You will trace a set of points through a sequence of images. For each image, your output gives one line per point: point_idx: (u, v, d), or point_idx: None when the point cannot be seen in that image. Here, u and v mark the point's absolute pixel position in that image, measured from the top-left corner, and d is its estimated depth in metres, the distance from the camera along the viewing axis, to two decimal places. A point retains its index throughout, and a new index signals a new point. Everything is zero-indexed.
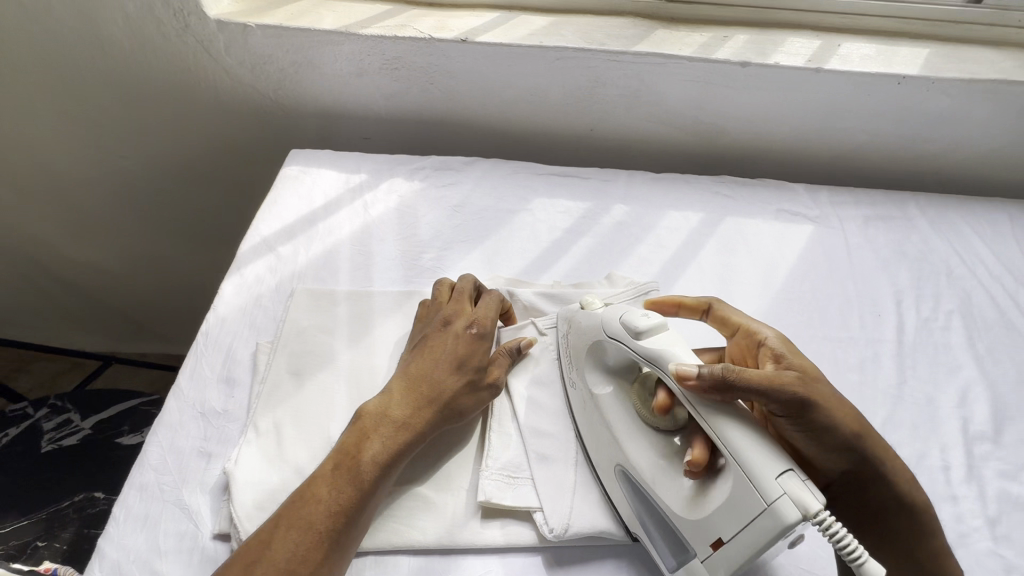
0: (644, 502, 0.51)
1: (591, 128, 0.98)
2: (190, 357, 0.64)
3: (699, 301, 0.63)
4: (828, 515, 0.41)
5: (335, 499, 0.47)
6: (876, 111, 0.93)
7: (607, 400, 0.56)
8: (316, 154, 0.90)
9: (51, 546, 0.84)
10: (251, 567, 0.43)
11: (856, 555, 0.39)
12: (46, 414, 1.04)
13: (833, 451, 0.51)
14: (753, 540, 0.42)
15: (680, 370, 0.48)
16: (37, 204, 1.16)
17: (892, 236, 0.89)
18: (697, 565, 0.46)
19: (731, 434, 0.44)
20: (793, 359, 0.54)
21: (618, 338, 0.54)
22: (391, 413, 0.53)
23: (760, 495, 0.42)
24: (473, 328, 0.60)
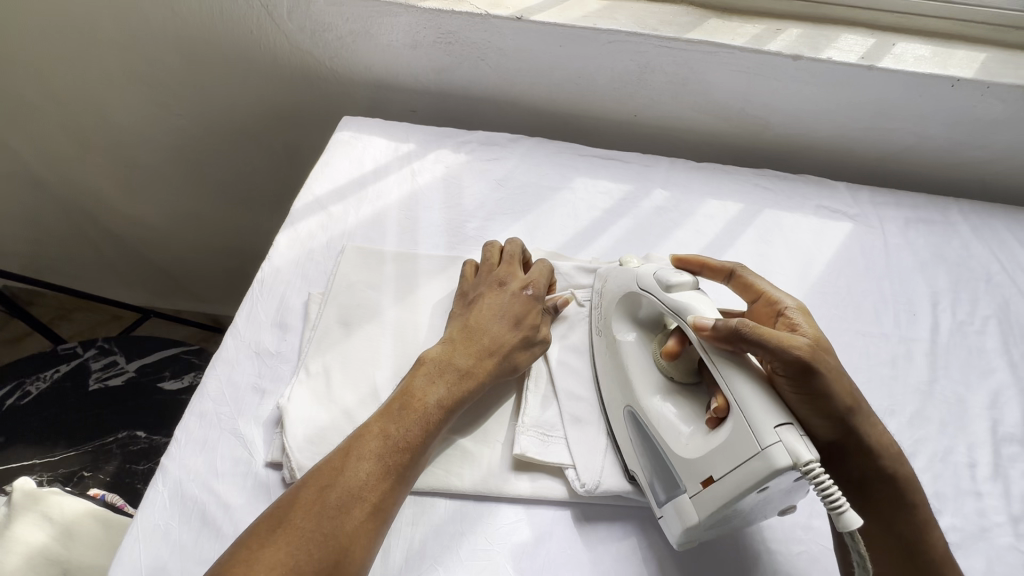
0: (647, 443, 0.54)
1: (635, 114, 0.99)
2: (246, 301, 0.68)
3: (725, 264, 0.63)
4: (818, 468, 0.42)
5: (403, 435, 0.51)
6: (926, 113, 0.92)
7: (630, 347, 0.59)
8: (366, 122, 0.93)
9: (95, 477, 0.89)
10: (326, 489, 0.46)
11: (838, 504, 0.41)
12: (94, 354, 1.06)
13: (823, 419, 0.50)
14: (739, 480, 0.44)
15: (697, 320, 0.51)
16: (94, 156, 1.22)
17: (933, 239, 0.89)
18: (685, 501, 0.49)
19: (737, 381, 0.47)
20: (805, 329, 0.54)
21: (648, 290, 0.58)
22: (452, 361, 0.57)
23: (755, 438, 0.44)
24: (529, 290, 0.64)
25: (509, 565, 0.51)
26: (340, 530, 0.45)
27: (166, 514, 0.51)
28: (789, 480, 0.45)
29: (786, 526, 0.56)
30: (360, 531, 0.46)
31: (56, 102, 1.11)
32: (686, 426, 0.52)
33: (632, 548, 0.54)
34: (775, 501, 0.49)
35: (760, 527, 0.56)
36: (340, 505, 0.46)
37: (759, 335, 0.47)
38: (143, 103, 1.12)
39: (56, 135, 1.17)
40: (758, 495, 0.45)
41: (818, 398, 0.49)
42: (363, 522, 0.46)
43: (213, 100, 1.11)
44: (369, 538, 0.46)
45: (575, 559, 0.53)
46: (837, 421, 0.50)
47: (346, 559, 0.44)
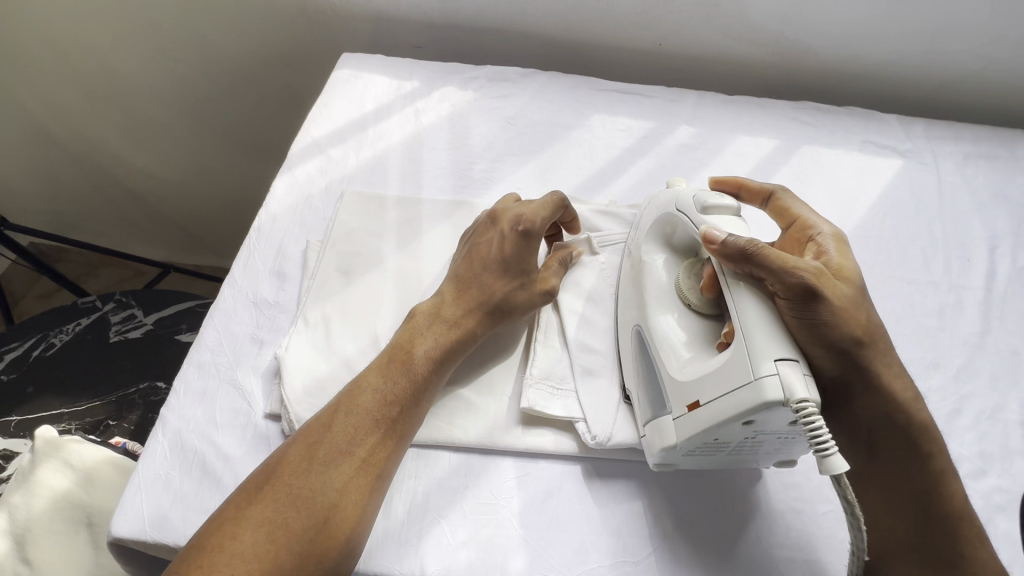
0: (646, 362, 0.53)
1: (658, 44, 0.90)
2: (243, 250, 0.65)
3: (764, 186, 0.59)
4: (813, 410, 0.39)
5: (390, 390, 0.49)
6: (997, 31, 0.81)
7: (654, 267, 0.55)
8: (367, 58, 0.86)
9: (119, 425, 0.91)
10: (315, 447, 0.45)
11: (823, 445, 0.39)
12: (112, 308, 1.06)
13: (830, 352, 0.46)
14: (726, 408, 0.42)
15: (708, 232, 0.48)
16: (97, 107, 1.19)
17: (994, 176, 0.79)
18: (667, 422, 0.48)
19: (745, 306, 0.45)
20: (835, 256, 0.50)
21: (683, 210, 0.54)
22: (442, 313, 0.54)
23: (751, 367, 0.42)
24: (520, 226, 0.57)
25: (515, 520, 0.49)
26: (328, 487, 0.43)
27: (166, 464, 0.50)
28: (780, 421, 0.42)
29: (813, 485, 0.53)
30: (351, 487, 0.44)
31: (52, 49, 1.08)
32: (687, 351, 0.49)
33: (645, 505, 0.51)
34: (771, 446, 0.46)
35: (785, 485, 0.52)
36: (327, 460, 0.44)
37: (768, 257, 0.45)
38: (140, 47, 1.07)
39: (59, 86, 1.14)
40: (744, 428, 0.43)
41: (822, 330, 0.45)
42: (351, 478, 0.44)
43: (208, 41, 1.05)
44: (360, 495, 0.44)
45: (585, 514, 0.50)
46: (842, 352, 0.47)
47: (335, 518, 0.42)
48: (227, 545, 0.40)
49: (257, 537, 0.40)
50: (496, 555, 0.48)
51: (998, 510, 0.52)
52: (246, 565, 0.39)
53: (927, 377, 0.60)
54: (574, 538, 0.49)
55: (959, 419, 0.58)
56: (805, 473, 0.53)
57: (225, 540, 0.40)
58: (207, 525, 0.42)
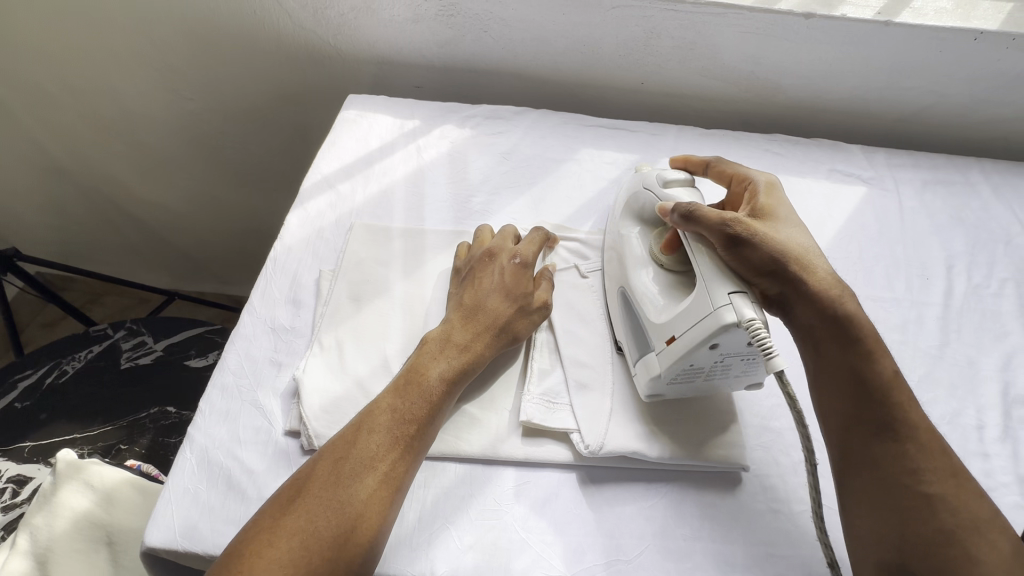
0: (630, 315, 0.62)
1: (641, 83, 0.97)
2: (260, 280, 0.70)
3: (703, 159, 0.71)
4: (757, 326, 0.48)
5: (408, 409, 0.53)
6: (949, 69, 0.89)
7: (628, 236, 0.65)
8: (371, 99, 0.93)
9: (132, 449, 0.94)
10: (340, 462, 0.49)
11: (767, 349, 0.48)
12: (124, 335, 1.10)
13: (759, 275, 0.55)
14: (694, 334, 0.52)
15: (662, 205, 0.61)
16: (111, 143, 1.25)
17: (951, 201, 0.86)
18: (652, 358, 0.57)
19: (698, 257, 0.55)
20: (762, 198, 0.62)
21: (647, 186, 0.66)
22: (452, 337, 0.59)
23: (710, 301, 0.52)
24: (517, 259, 0.65)
25: (516, 525, 0.54)
26: (355, 498, 0.48)
27: (195, 479, 0.54)
28: (740, 342, 0.51)
29: (789, 487, 0.58)
30: (375, 498, 0.48)
31: (70, 92, 1.14)
32: (662, 301, 0.59)
33: (635, 508, 0.56)
34: (737, 368, 0.55)
35: (763, 488, 0.57)
36: (353, 475, 0.49)
37: (703, 215, 0.56)
38: (155, 87, 1.13)
39: (75, 123, 1.20)
40: (712, 351, 0.52)
41: (748, 258, 0.54)
42: (374, 489, 0.49)
43: (220, 83, 1.13)
44: (383, 505, 0.49)
45: (581, 518, 0.55)
46: (770, 272, 0.55)
47: (359, 528, 0.47)
48: (265, 551, 0.44)
49: (294, 543, 0.45)
50: (500, 557, 0.52)
51: None
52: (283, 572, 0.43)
53: None
54: (572, 539, 0.53)
55: None
56: (781, 476, 0.58)
57: (262, 547, 0.44)
58: (244, 534, 0.46)
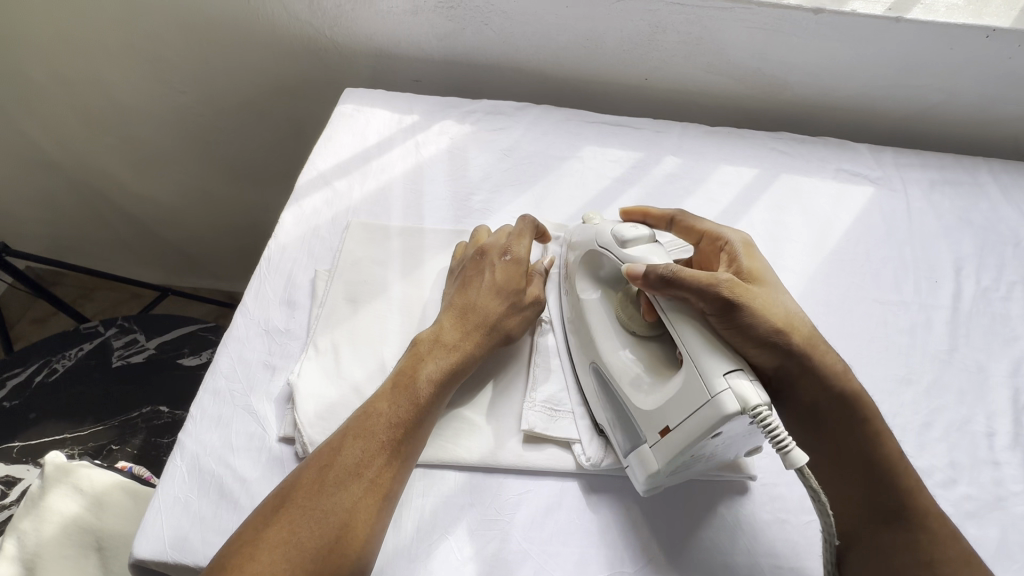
0: (609, 395, 0.56)
1: (645, 79, 0.95)
2: (253, 280, 0.68)
3: (665, 212, 0.67)
4: (766, 410, 0.44)
5: (395, 412, 0.52)
6: (958, 67, 0.87)
7: (592, 303, 0.61)
8: (369, 93, 0.91)
9: (123, 450, 0.93)
10: (325, 469, 0.48)
11: (784, 444, 0.42)
12: (115, 333, 1.08)
13: (761, 348, 0.51)
14: (693, 428, 0.46)
15: (630, 268, 0.54)
16: (102, 137, 1.22)
17: (959, 202, 0.85)
18: (646, 450, 0.51)
19: (686, 332, 0.50)
20: (746, 261, 0.58)
21: (607, 247, 0.60)
22: (442, 338, 0.58)
23: (706, 387, 0.46)
24: (506, 255, 0.63)
25: (518, 535, 0.52)
26: (339, 507, 0.46)
27: (185, 488, 0.52)
28: (744, 425, 0.46)
29: (796, 496, 0.56)
30: (361, 507, 0.47)
31: (60, 85, 1.11)
32: (648, 377, 0.54)
33: (640, 518, 0.54)
34: (734, 444, 0.50)
35: (770, 496, 0.56)
36: (337, 482, 0.47)
37: (686, 279, 0.50)
38: (146, 79, 1.11)
39: (64, 115, 1.17)
40: (713, 440, 0.47)
41: (745, 330, 0.50)
42: (358, 497, 0.47)
43: (212, 76, 1.10)
44: (369, 513, 0.47)
45: (583, 528, 0.53)
46: (770, 344, 0.51)
47: (345, 537, 0.45)
48: (247, 565, 0.42)
49: (277, 556, 0.43)
50: (502, 568, 0.50)
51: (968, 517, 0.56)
52: None
53: (899, 393, 0.65)
54: (575, 551, 0.52)
55: (929, 432, 0.62)
56: (789, 485, 0.57)
57: (244, 561, 0.42)
58: (226, 548, 0.44)
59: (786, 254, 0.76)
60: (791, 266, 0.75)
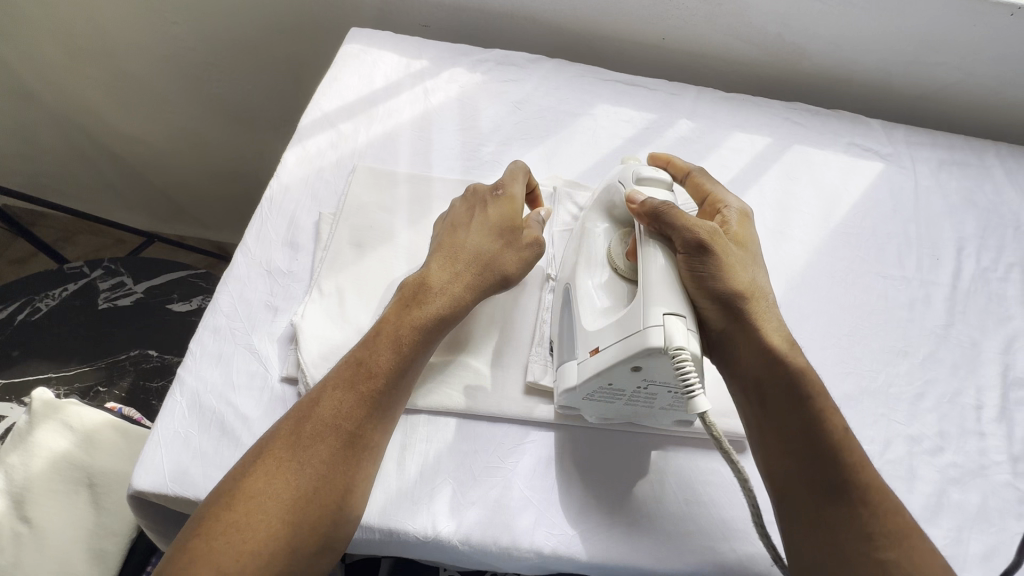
0: (568, 311, 0.57)
1: (662, 39, 0.93)
2: (255, 219, 0.66)
3: (685, 166, 0.65)
4: (685, 356, 0.44)
5: (378, 362, 0.50)
6: (978, 46, 0.86)
7: (593, 234, 0.59)
8: (376, 34, 0.87)
9: (111, 392, 0.91)
10: (301, 421, 0.47)
11: (691, 387, 0.43)
12: (101, 274, 1.03)
13: (716, 303, 0.52)
14: (618, 352, 0.47)
15: (632, 194, 0.55)
16: (87, 69, 1.15)
17: (965, 183, 0.85)
18: (572, 367, 0.53)
19: (652, 257, 0.51)
20: (736, 226, 0.57)
21: (623, 183, 0.58)
22: (430, 282, 0.55)
23: (642, 317, 0.47)
24: (498, 191, 0.61)
25: (520, 483, 0.53)
26: (315, 459, 0.45)
27: (185, 423, 0.52)
28: (665, 369, 0.47)
29: None
30: (339, 459, 0.46)
31: (42, 9, 1.04)
32: (603, 304, 0.54)
33: (640, 470, 0.55)
34: (661, 400, 0.51)
35: None
36: (314, 435, 0.46)
37: (673, 215, 0.51)
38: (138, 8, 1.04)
39: (45, 42, 1.10)
40: (635, 374, 0.48)
41: (709, 281, 0.51)
42: (335, 449, 0.46)
43: (208, 9, 1.04)
44: (348, 465, 0.46)
45: (586, 479, 0.54)
46: (727, 303, 0.52)
47: (324, 489, 0.44)
48: (224, 515, 0.42)
49: (252, 507, 0.42)
50: (506, 513, 0.51)
51: (952, 483, 0.59)
52: (241, 538, 0.41)
53: (895, 363, 0.66)
54: (577, 499, 0.53)
55: (922, 402, 0.63)
56: None
57: (221, 513, 0.42)
58: (208, 498, 0.43)
59: (794, 223, 0.76)
60: (799, 235, 0.75)
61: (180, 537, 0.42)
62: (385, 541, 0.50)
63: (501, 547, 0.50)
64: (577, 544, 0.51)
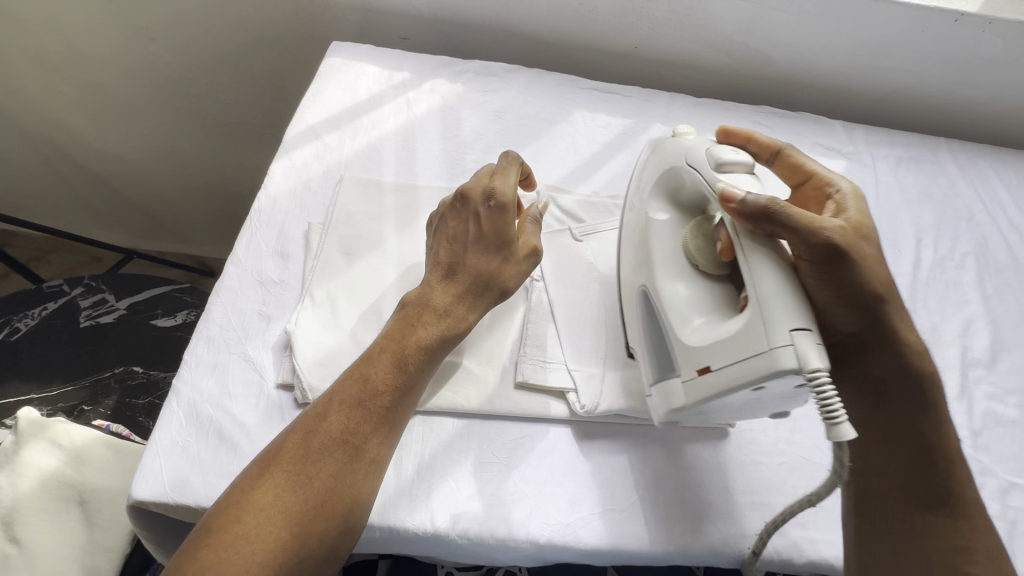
0: (651, 322, 0.56)
1: (635, 47, 0.97)
2: (244, 231, 0.67)
3: (773, 142, 0.60)
4: (825, 378, 0.42)
5: (383, 380, 0.51)
6: (927, 51, 0.92)
7: (659, 227, 0.58)
8: (357, 47, 0.89)
9: (96, 410, 0.89)
10: (310, 435, 0.48)
11: (834, 414, 0.41)
12: (82, 292, 1.02)
13: (849, 304, 0.50)
14: (737, 374, 0.45)
15: (726, 190, 0.49)
16: (62, 86, 1.14)
17: (921, 178, 0.90)
18: (676, 384, 0.50)
19: (759, 264, 0.46)
20: (853, 212, 0.53)
21: (697, 167, 0.55)
22: (434, 304, 0.56)
23: (765, 338, 0.43)
24: (490, 202, 0.59)
25: (515, 477, 0.55)
26: (324, 473, 0.46)
27: (183, 432, 0.52)
28: (791, 388, 0.45)
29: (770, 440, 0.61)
30: (348, 471, 0.47)
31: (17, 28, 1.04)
32: (698, 314, 0.51)
33: (629, 459, 0.58)
34: (770, 403, 0.49)
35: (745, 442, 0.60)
36: (322, 449, 0.47)
37: (790, 214, 0.46)
38: (114, 24, 1.04)
39: (21, 61, 1.09)
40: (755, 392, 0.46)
41: (842, 284, 0.49)
42: (343, 463, 0.47)
43: (188, 27, 1.05)
44: (355, 479, 0.47)
45: (577, 470, 0.56)
46: (863, 305, 0.50)
47: (332, 500, 0.46)
48: (233, 526, 0.42)
49: (262, 520, 0.43)
50: (501, 506, 0.53)
51: None
52: (252, 548, 0.42)
53: None
54: (568, 490, 0.55)
55: None
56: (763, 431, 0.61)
57: (230, 524, 0.43)
58: (215, 506, 0.44)
59: None
60: None
61: (187, 547, 0.42)
62: (385, 539, 0.52)
63: (497, 538, 0.52)
64: (568, 531, 0.53)
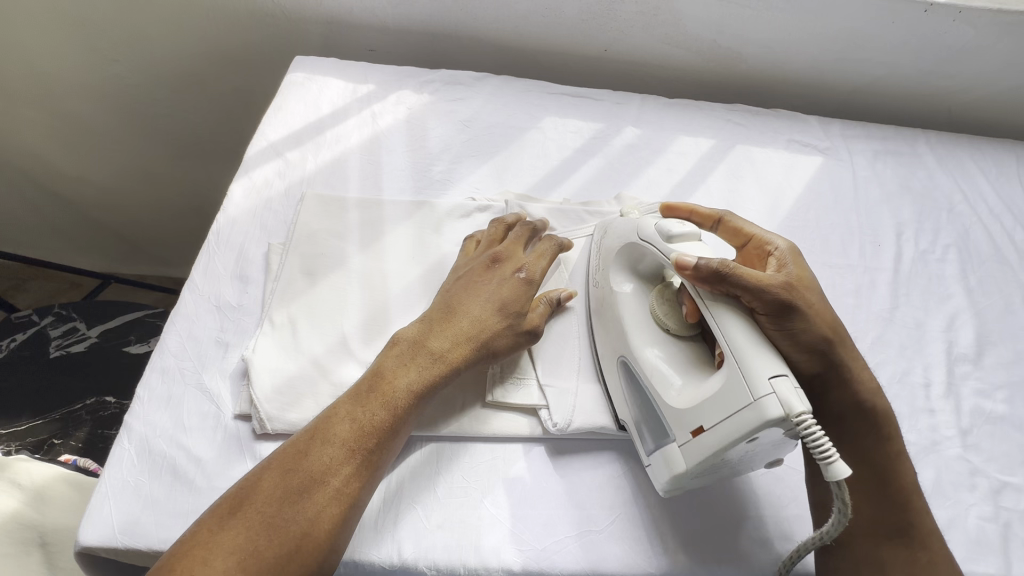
0: (635, 390, 0.54)
1: (604, 50, 0.95)
2: (202, 254, 0.64)
3: (711, 212, 0.59)
4: (811, 420, 0.41)
5: (369, 419, 0.48)
6: (899, 43, 0.91)
7: (625, 297, 0.57)
8: (319, 61, 0.87)
9: (66, 443, 0.83)
10: (289, 473, 0.45)
11: (827, 453, 0.40)
12: (51, 322, 0.99)
13: (803, 351, 0.50)
14: (729, 431, 0.43)
15: (680, 259, 0.50)
16: (27, 111, 1.12)
17: (899, 171, 0.89)
18: (673, 450, 0.48)
19: (727, 322, 0.47)
20: (794, 266, 0.52)
21: (649, 240, 0.55)
22: (429, 344, 0.53)
23: (749, 389, 0.43)
24: (521, 272, 0.58)
25: (486, 502, 0.53)
26: (302, 516, 0.43)
27: (134, 471, 0.50)
28: (781, 434, 0.44)
29: None
30: (325, 514, 0.44)
31: None
32: (676, 377, 0.51)
33: (605, 475, 0.56)
34: (763, 453, 0.48)
35: None
36: (302, 490, 0.44)
37: (742, 275, 0.47)
38: (76, 48, 1.02)
39: None
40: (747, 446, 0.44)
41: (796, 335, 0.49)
42: (322, 506, 0.44)
43: (153, 47, 1.03)
44: (333, 524, 0.44)
45: (551, 490, 0.54)
46: (820, 351, 0.50)
47: (307, 544, 0.42)
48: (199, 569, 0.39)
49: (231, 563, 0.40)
50: (472, 534, 0.51)
51: None
52: None
53: None
54: (542, 513, 0.53)
55: None
56: None
57: (195, 566, 0.39)
58: (181, 543, 0.41)
59: None
60: None
61: None
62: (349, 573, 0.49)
63: (469, 568, 0.49)
64: (543, 555, 0.50)
